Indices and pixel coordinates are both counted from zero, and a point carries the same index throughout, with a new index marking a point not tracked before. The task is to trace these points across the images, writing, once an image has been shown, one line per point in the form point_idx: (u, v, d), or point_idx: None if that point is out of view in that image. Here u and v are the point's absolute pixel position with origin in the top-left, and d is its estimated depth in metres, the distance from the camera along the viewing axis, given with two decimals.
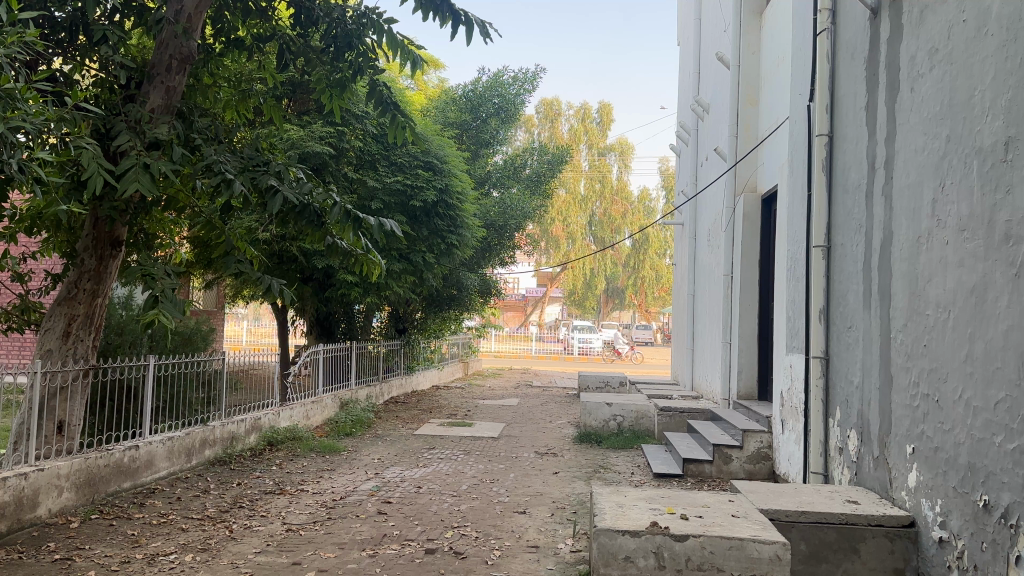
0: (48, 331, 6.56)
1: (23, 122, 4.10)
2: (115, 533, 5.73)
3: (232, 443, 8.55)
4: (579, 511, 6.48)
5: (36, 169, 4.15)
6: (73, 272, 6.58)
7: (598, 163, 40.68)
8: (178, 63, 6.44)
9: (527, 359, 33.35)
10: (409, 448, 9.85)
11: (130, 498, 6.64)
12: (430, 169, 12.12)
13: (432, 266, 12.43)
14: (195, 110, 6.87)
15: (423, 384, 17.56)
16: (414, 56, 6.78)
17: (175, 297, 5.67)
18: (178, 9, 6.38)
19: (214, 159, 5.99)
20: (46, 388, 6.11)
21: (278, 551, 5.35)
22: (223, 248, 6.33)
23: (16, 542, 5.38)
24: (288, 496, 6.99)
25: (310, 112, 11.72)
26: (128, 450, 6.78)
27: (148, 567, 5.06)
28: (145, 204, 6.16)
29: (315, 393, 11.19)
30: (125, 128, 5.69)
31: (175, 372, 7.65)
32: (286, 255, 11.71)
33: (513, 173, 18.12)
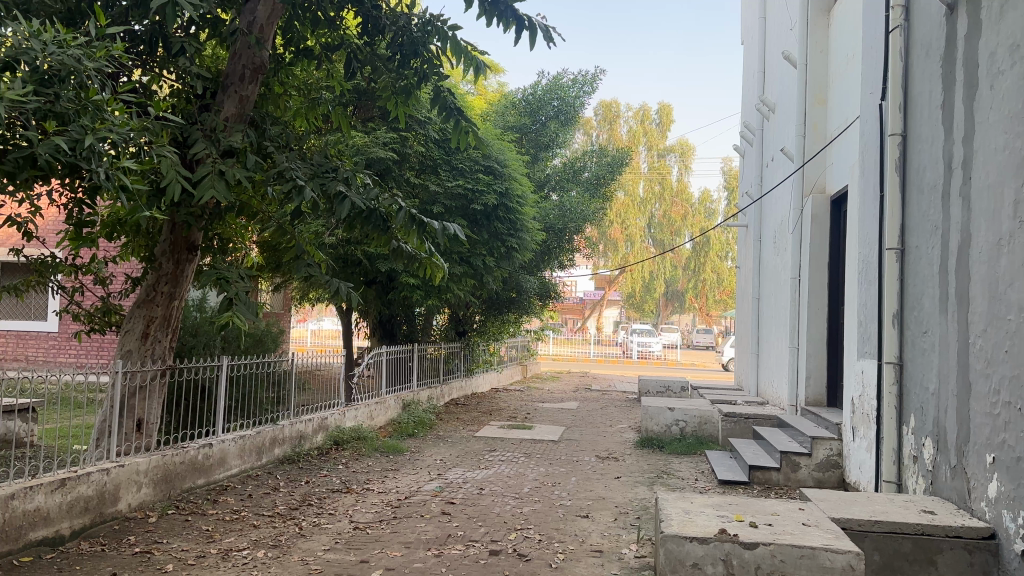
0: (128, 332, 6.83)
1: (110, 133, 4.33)
2: (190, 528, 5.93)
3: (301, 442, 8.76)
4: (644, 517, 6.44)
5: (122, 178, 4.35)
6: (152, 275, 6.84)
7: (658, 164, 40.31)
8: (251, 73, 6.63)
9: (585, 363, 33.20)
10: (471, 450, 9.92)
11: (203, 494, 6.86)
12: (491, 173, 12.15)
13: (492, 269, 12.50)
14: (267, 119, 7.06)
15: (483, 386, 17.68)
16: (478, 62, 6.85)
17: (249, 299, 5.88)
18: (251, 20, 6.57)
19: (286, 166, 6.17)
20: (127, 387, 6.38)
21: (347, 549, 5.45)
22: (294, 252, 6.51)
23: (99, 536, 5.64)
24: (354, 495, 7.12)
25: (374, 119, 11.88)
26: (202, 448, 7.01)
27: (223, 562, 5.21)
28: (220, 210, 6.38)
29: (378, 393, 11.38)
30: (201, 137, 5.90)
31: (246, 372, 7.87)
32: (351, 259, 11.95)
33: (572, 176, 18.04)
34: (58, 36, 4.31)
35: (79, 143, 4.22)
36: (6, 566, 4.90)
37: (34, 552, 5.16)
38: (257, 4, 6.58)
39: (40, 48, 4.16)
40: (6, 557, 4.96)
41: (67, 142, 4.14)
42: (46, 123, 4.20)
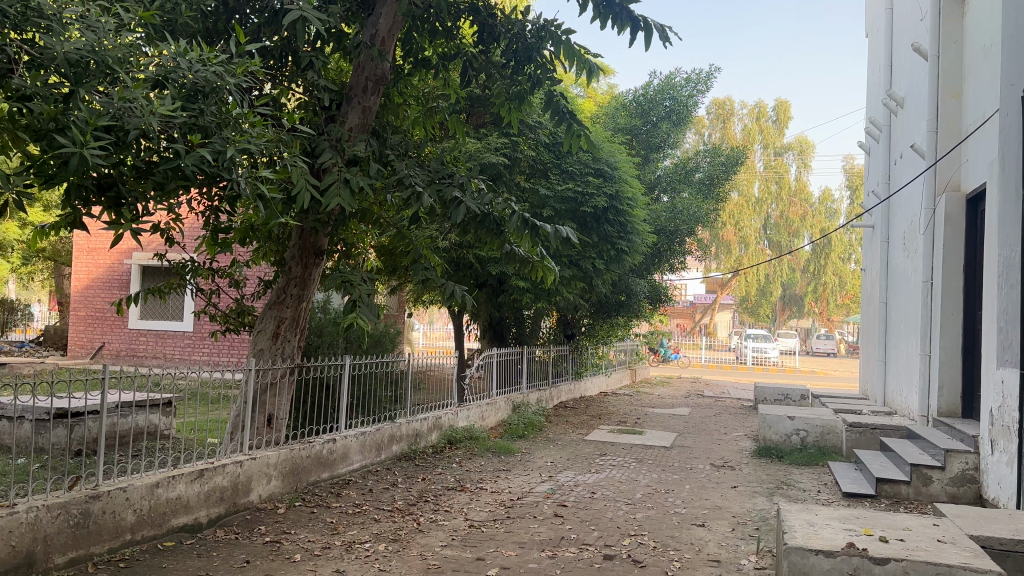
0: (261, 332, 7.24)
1: (247, 144, 4.61)
2: (316, 520, 6.21)
3: (417, 440, 9.03)
4: (763, 528, 6.26)
5: (259, 187, 4.63)
6: (282, 278, 7.22)
7: (775, 163, 39.13)
8: (373, 85, 6.89)
9: (696, 368, 32.59)
10: (582, 453, 9.91)
11: (327, 488, 7.18)
12: (601, 175, 12.05)
13: (602, 272, 12.44)
14: (388, 128, 7.32)
15: (592, 390, 17.64)
16: (591, 65, 6.87)
17: (371, 301, 6.15)
18: (373, 33, 6.82)
19: (406, 173, 6.39)
20: (259, 383, 6.77)
21: (463, 546, 5.58)
22: (412, 256, 6.72)
23: (233, 524, 6.02)
24: (468, 494, 7.28)
25: (486, 125, 12.06)
26: (327, 443, 7.34)
27: (347, 553, 5.45)
28: (344, 216, 6.67)
29: (489, 395, 11.56)
30: (327, 147, 6.20)
31: (366, 371, 8.18)
32: (462, 262, 12.19)
33: (684, 177, 17.71)
34: (203, 54, 4.63)
35: (220, 154, 4.51)
36: (152, 549, 5.33)
37: (176, 537, 5.57)
38: (379, 18, 6.82)
39: (187, 66, 4.49)
40: (151, 542, 5.38)
41: (211, 154, 4.44)
42: (192, 137, 4.52)
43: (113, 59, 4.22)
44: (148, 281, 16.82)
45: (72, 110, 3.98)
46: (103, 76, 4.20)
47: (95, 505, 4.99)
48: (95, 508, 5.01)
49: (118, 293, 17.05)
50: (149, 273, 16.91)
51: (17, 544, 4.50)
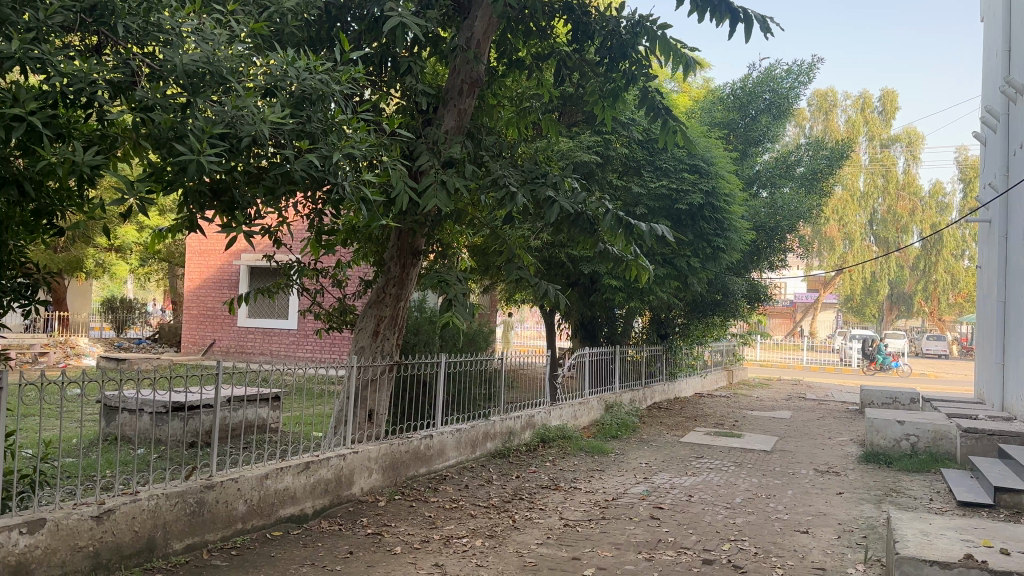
0: (362, 329, 7.47)
1: (351, 148, 4.77)
2: (415, 514, 6.36)
3: (510, 438, 9.11)
4: (871, 536, 6.01)
5: (363, 190, 4.78)
6: (382, 278, 7.42)
7: (881, 155, 37.48)
8: (468, 87, 6.99)
9: (797, 370, 31.56)
10: (677, 455, 9.77)
11: (425, 482, 7.34)
12: (696, 171, 11.81)
13: (698, 270, 12.22)
14: (482, 129, 7.41)
15: (688, 391, 17.34)
16: (688, 59, 6.77)
17: (466, 300, 6.25)
18: (468, 37, 6.92)
19: (500, 174, 6.46)
20: (360, 379, 6.98)
21: (558, 544, 5.60)
22: (506, 256, 6.78)
23: (337, 516, 6.22)
24: (563, 493, 7.29)
25: (578, 124, 12.04)
26: (424, 439, 7.49)
27: (445, 547, 5.55)
28: (440, 216, 6.79)
29: (582, 394, 11.53)
30: (425, 150, 6.34)
31: (461, 369, 8.31)
32: (555, 262, 12.19)
33: (785, 172, 17.18)
34: (309, 63, 4.82)
35: (326, 159, 4.69)
36: (262, 538, 5.58)
37: (283, 527, 5.81)
38: (474, 21, 6.91)
39: (295, 75, 4.68)
40: (261, 531, 5.64)
41: (318, 159, 4.62)
42: (300, 143, 4.71)
43: (227, 69, 4.44)
44: (256, 281, 17.60)
45: (189, 120, 4.19)
46: (218, 86, 4.43)
47: (209, 494, 5.27)
48: (210, 498, 5.28)
49: (228, 293, 17.89)
50: (257, 273, 17.70)
51: (140, 529, 4.80)
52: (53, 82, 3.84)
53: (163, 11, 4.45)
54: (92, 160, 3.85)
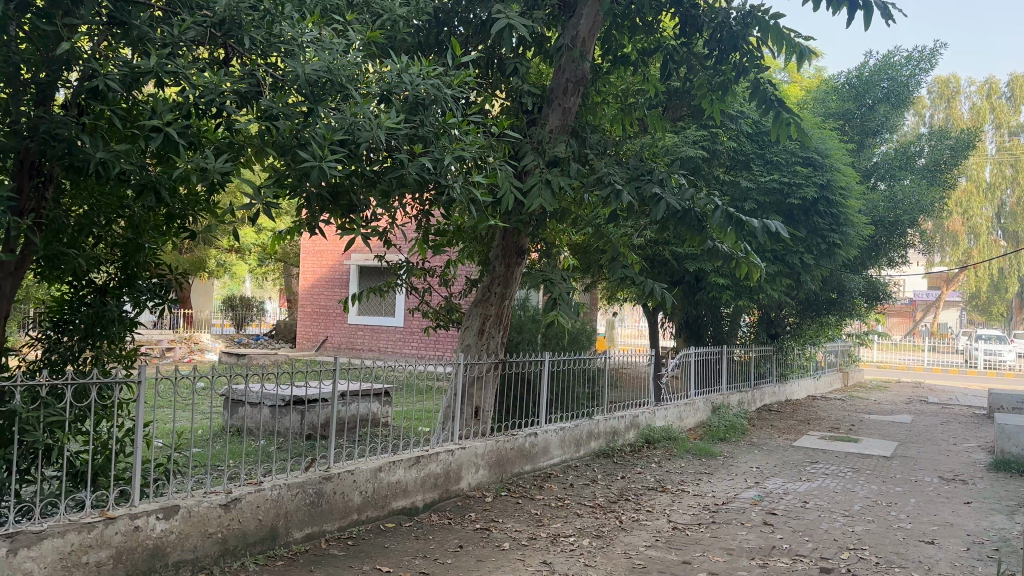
0: (468, 327, 7.57)
1: (460, 150, 4.88)
2: (521, 511, 6.40)
3: (614, 438, 9.04)
4: (1005, 550, 5.63)
5: (473, 191, 4.87)
6: (487, 277, 7.51)
7: (1010, 144, 35.07)
8: (573, 86, 6.96)
9: (918, 372, 29.89)
10: (789, 459, 9.44)
11: (531, 480, 7.38)
12: (809, 164, 11.37)
13: (811, 267, 11.76)
14: (587, 128, 7.37)
15: (799, 393, 16.72)
16: (802, 49, 6.53)
17: (571, 299, 6.25)
18: (574, 35, 6.90)
19: (605, 172, 6.41)
20: (467, 376, 7.07)
21: (668, 548, 5.52)
22: (611, 254, 6.72)
23: (446, 510, 6.35)
24: (670, 495, 7.18)
25: (684, 118, 11.81)
26: (529, 436, 7.54)
27: (553, 545, 5.57)
28: (545, 216, 6.81)
29: (687, 395, 11.31)
30: (530, 149, 6.37)
31: (566, 368, 8.30)
32: (659, 260, 11.99)
33: (904, 164, 16.30)
34: (421, 68, 4.94)
35: (439, 162, 4.80)
36: (375, 529, 5.76)
37: (396, 519, 5.98)
38: (580, 19, 6.88)
39: (409, 81, 4.81)
40: (375, 522, 5.83)
41: (430, 161, 4.77)
42: (413, 146, 4.84)
43: (345, 77, 4.61)
44: (365, 281, 18.17)
45: (312, 127, 4.41)
46: (337, 94, 4.61)
47: (326, 485, 5.47)
48: (328, 489, 5.49)
49: (339, 292, 18.54)
50: (366, 272, 18.26)
51: (264, 518, 5.06)
52: (187, 95, 4.16)
53: (284, 23, 4.66)
54: (222, 168, 4.14)
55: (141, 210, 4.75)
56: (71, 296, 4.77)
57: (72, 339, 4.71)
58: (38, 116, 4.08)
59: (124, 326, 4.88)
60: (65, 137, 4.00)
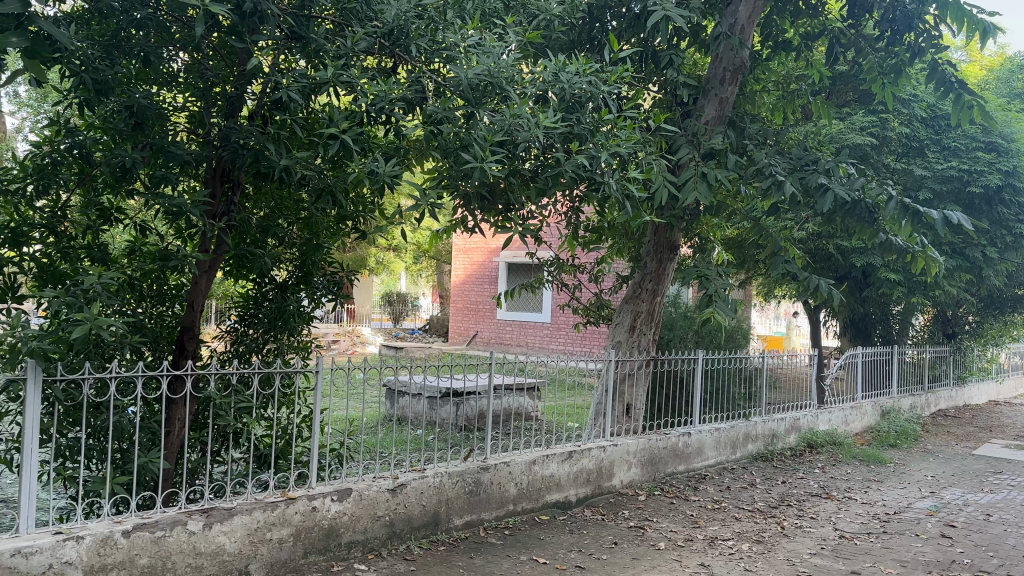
0: (619, 324, 7.53)
1: (618, 147, 4.86)
2: (677, 511, 6.30)
3: (774, 441, 8.72)
4: None
5: (630, 187, 4.85)
6: (638, 273, 7.44)
7: None
8: (731, 74, 6.78)
9: None
10: (971, 469, 8.72)
11: (685, 481, 7.26)
12: (993, 149, 10.45)
13: (994, 261, 10.81)
14: (746, 118, 7.13)
15: (979, 398, 15.41)
16: (987, 25, 6.03)
17: (728, 296, 6.07)
18: (732, 23, 6.72)
19: (766, 163, 6.18)
20: (618, 373, 7.04)
21: (835, 557, 5.27)
22: (772, 249, 6.47)
23: (599, 505, 6.37)
24: (836, 502, 6.83)
25: (849, 104, 11.19)
26: (682, 436, 7.41)
27: (711, 548, 5.45)
28: (700, 210, 6.65)
29: (853, 398, 10.71)
30: (685, 143, 6.26)
31: (721, 367, 8.07)
32: (822, 254, 11.42)
33: None
34: (578, 65, 4.96)
35: (596, 159, 4.82)
36: (531, 520, 5.87)
37: (550, 512, 6.07)
38: (738, 6, 6.68)
39: (567, 79, 4.86)
40: (530, 514, 5.94)
41: (587, 159, 4.78)
42: (570, 144, 4.88)
43: (505, 79, 4.73)
44: (515, 277, 18.47)
45: (473, 130, 4.56)
46: (497, 96, 4.74)
47: (485, 475, 5.63)
48: (486, 479, 5.65)
49: (489, 288, 18.98)
50: (515, 269, 18.54)
51: (427, 504, 5.28)
52: (360, 104, 4.43)
53: (448, 29, 4.84)
54: (390, 171, 4.38)
55: (316, 212, 5.08)
56: (255, 291, 5.18)
57: (257, 331, 5.12)
58: (229, 128, 4.46)
59: (301, 320, 5.24)
60: (253, 146, 4.37)
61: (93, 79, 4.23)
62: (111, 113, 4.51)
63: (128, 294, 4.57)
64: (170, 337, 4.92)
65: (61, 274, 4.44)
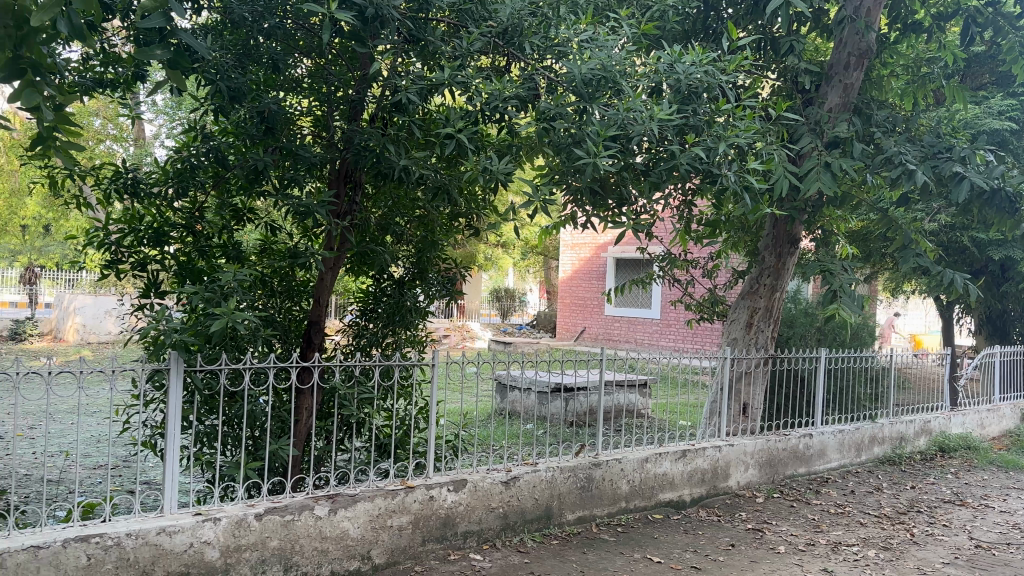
0: (735, 321, 7.35)
1: (737, 138, 4.74)
2: (797, 514, 6.10)
3: (901, 444, 8.29)
4: None
5: (750, 179, 4.72)
6: (756, 268, 7.24)
7: None
8: (856, 59, 6.55)
9: None
10: None
11: (805, 484, 7.02)
12: None
13: None
14: (873, 104, 6.81)
15: None
16: None
17: (853, 291, 5.80)
18: (857, 5, 6.45)
19: (895, 151, 5.88)
20: (734, 371, 6.87)
21: (970, 568, 4.97)
22: (901, 241, 6.16)
23: (715, 506, 6.24)
24: (971, 510, 6.43)
25: (985, 86, 10.49)
26: (803, 437, 7.14)
27: (834, 553, 5.25)
28: (822, 202, 6.39)
29: (991, 400, 10.05)
30: (807, 132, 6.05)
31: (844, 367, 7.73)
32: (955, 247, 10.75)
33: None
34: (695, 56, 4.87)
35: (712, 151, 4.70)
36: (643, 518, 5.83)
37: (663, 511, 6.00)
38: None
39: (683, 70, 4.77)
40: (643, 512, 5.90)
41: (704, 151, 4.68)
42: (686, 136, 4.80)
43: (619, 72, 4.70)
44: (623, 273, 18.33)
45: (588, 125, 4.56)
46: (610, 90, 4.71)
47: (597, 471, 5.63)
48: (598, 475, 5.64)
49: (597, 284, 18.91)
50: (624, 264, 18.39)
51: (540, 497, 5.32)
52: (475, 103, 4.51)
53: (561, 25, 4.86)
54: (504, 169, 4.44)
55: (433, 210, 5.20)
56: (375, 287, 5.34)
57: (377, 325, 5.29)
58: (351, 130, 4.64)
59: (418, 314, 5.37)
60: (373, 148, 4.51)
61: (227, 87, 4.48)
62: (243, 119, 4.76)
63: (261, 291, 4.81)
64: (298, 331, 5.16)
65: (200, 271, 4.73)
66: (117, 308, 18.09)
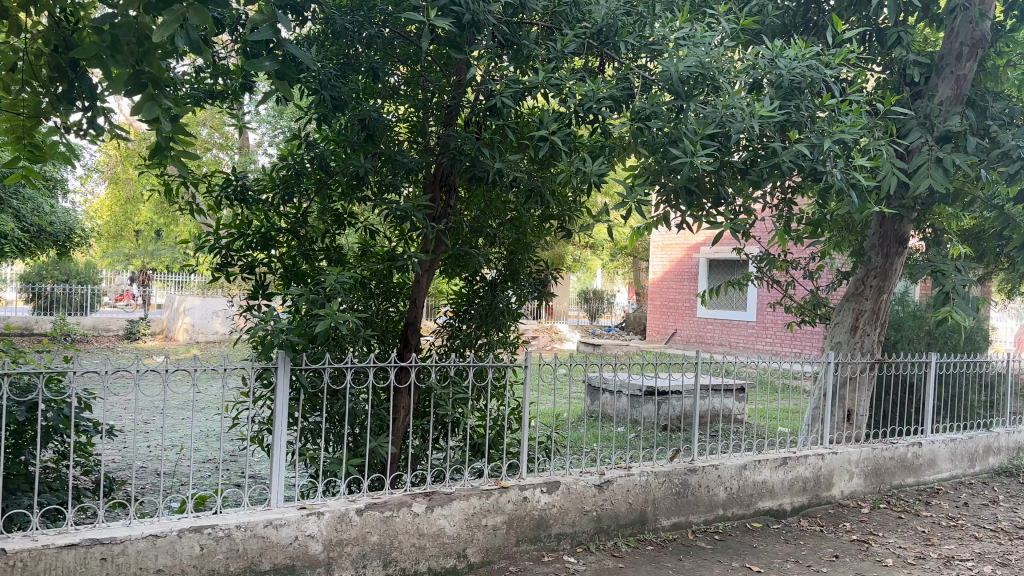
0: (839, 324, 7.10)
1: (842, 135, 4.58)
2: (905, 526, 5.84)
3: (1019, 454, 7.83)
4: None
5: (856, 176, 4.55)
6: (862, 269, 6.99)
7: None
8: (969, 49, 6.27)
9: None
10: None
11: (914, 494, 6.71)
12: None
13: None
14: (989, 96, 6.46)
15: None
16: None
17: (967, 293, 5.52)
18: None
19: (1013, 144, 5.57)
20: (838, 376, 6.63)
21: None
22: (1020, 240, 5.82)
23: (818, 516, 6.04)
24: None
25: None
26: (912, 446, 6.84)
27: (946, 568, 5.00)
28: (932, 200, 6.10)
29: None
30: (916, 126, 5.83)
31: (956, 372, 7.36)
32: None
33: None
34: (798, 50, 4.75)
35: (816, 148, 4.55)
36: (742, 526, 5.70)
37: (763, 520, 5.85)
38: None
39: (784, 65, 4.66)
40: (742, 520, 5.77)
41: (807, 148, 4.54)
42: (787, 133, 4.67)
43: (717, 70, 4.62)
44: (715, 274, 17.97)
45: (684, 125, 4.50)
46: (708, 87, 4.64)
47: (692, 477, 5.53)
48: (693, 481, 5.54)
49: (688, 285, 18.62)
50: (716, 265, 18.03)
51: (634, 502, 5.27)
52: (569, 105, 4.52)
53: (657, 23, 4.83)
54: (598, 170, 4.43)
55: (527, 212, 5.23)
56: (469, 289, 5.40)
57: (471, 326, 5.35)
58: (447, 135, 4.72)
59: (512, 316, 5.41)
60: (468, 151, 4.58)
61: (330, 95, 4.64)
62: (345, 126, 4.92)
63: (363, 293, 4.95)
64: (397, 332, 5.28)
65: (305, 274, 4.91)
66: (223, 309, 18.92)
